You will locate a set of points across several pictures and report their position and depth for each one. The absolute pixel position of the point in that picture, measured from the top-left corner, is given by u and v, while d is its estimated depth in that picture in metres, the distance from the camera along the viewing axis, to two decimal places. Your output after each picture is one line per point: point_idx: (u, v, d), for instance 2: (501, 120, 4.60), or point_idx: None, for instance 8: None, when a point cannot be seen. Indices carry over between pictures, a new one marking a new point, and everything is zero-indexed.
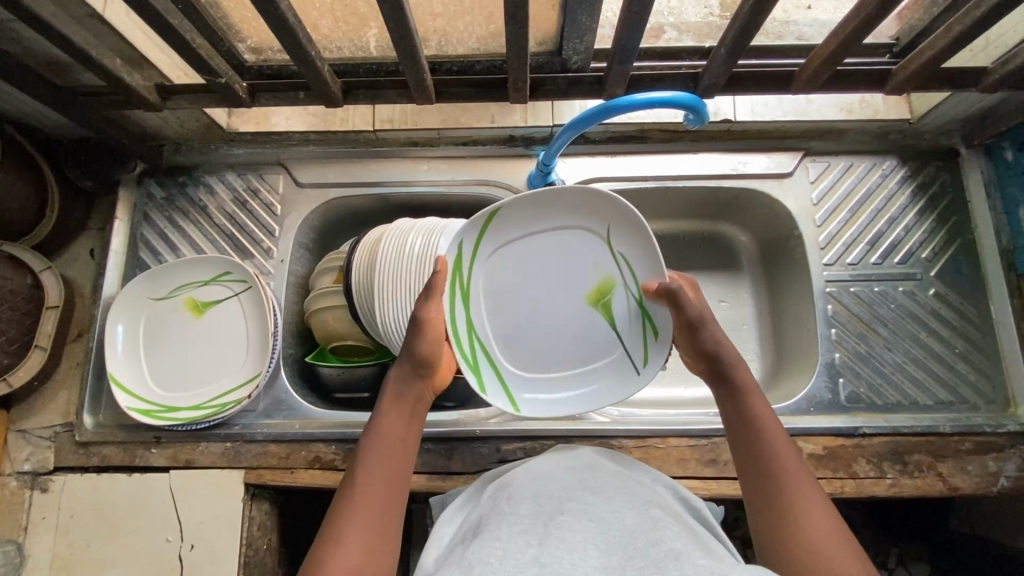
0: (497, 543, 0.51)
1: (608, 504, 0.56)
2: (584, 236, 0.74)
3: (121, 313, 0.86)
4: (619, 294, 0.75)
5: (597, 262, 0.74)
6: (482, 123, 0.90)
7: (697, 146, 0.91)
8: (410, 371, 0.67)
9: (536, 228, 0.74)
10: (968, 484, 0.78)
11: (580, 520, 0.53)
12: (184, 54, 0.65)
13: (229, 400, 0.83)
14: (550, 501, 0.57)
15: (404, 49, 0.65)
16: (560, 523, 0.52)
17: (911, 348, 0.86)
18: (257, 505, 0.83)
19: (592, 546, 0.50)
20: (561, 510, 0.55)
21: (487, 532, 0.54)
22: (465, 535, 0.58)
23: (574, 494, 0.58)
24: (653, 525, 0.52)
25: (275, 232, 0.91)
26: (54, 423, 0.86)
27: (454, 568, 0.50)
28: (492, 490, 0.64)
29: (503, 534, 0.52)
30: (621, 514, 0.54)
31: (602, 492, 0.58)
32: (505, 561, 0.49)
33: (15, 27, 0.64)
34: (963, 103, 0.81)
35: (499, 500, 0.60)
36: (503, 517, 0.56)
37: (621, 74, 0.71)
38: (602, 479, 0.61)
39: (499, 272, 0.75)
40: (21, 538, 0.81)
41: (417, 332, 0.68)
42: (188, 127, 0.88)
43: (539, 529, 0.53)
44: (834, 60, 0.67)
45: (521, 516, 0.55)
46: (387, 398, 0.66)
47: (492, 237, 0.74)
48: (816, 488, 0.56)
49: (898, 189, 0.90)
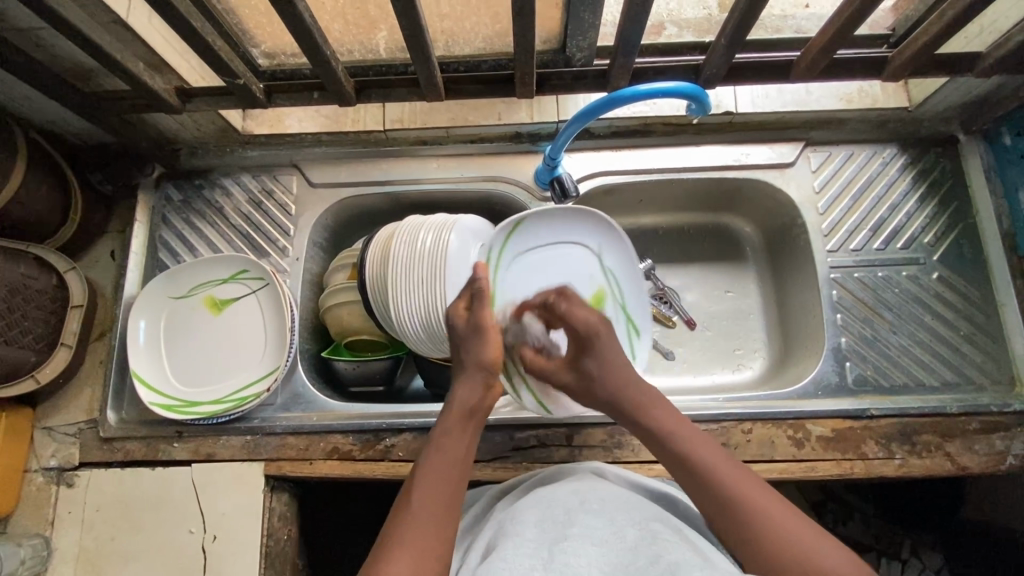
0: (504, 565, 0.54)
1: (611, 525, 0.58)
2: (578, 250, 0.87)
3: (143, 310, 0.88)
4: (612, 304, 0.88)
5: (594, 275, 0.88)
6: (489, 120, 0.92)
7: (700, 139, 0.93)
8: (474, 383, 0.69)
9: (544, 240, 0.86)
10: (976, 463, 0.80)
11: (584, 543, 0.56)
12: (204, 55, 0.68)
13: (248, 393, 0.86)
14: (556, 521, 0.60)
15: (414, 46, 0.67)
16: (564, 546, 0.55)
17: (916, 331, 0.87)
18: (277, 496, 0.84)
19: (595, 569, 0.53)
20: (565, 531, 0.58)
21: (496, 554, 0.56)
22: (477, 552, 0.60)
23: (577, 515, 0.60)
24: (654, 541, 0.55)
25: (289, 231, 0.94)
26: (79, 420, 0.88)
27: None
28: (501, 510, 0.66)
29: (509, 555, 0.55)
30: (624, 534, 0.57)
31: (604, 512, 0.60)
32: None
33: (43, 33, 0.67)
34: (960, 89, 0.83)
35: (505, 519, 0.63)
36: (511, 538, 0.58)
37: (624, 66, 0.73)
38: (604, 497, 0.63)
39: (513, 280, 0.85)
40: (48, 532, 0.83)
41: (476, 341, 0.70)
42: (205, 130, 0.90)
43: (544, 553, 0.56)
44: (831, 47, 0.69)
45: (527, 536, 0.58)
46: (449, 412, 0.68)
47: (514, 245, 0.85)
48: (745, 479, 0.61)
49: (899, 175, 0.92)
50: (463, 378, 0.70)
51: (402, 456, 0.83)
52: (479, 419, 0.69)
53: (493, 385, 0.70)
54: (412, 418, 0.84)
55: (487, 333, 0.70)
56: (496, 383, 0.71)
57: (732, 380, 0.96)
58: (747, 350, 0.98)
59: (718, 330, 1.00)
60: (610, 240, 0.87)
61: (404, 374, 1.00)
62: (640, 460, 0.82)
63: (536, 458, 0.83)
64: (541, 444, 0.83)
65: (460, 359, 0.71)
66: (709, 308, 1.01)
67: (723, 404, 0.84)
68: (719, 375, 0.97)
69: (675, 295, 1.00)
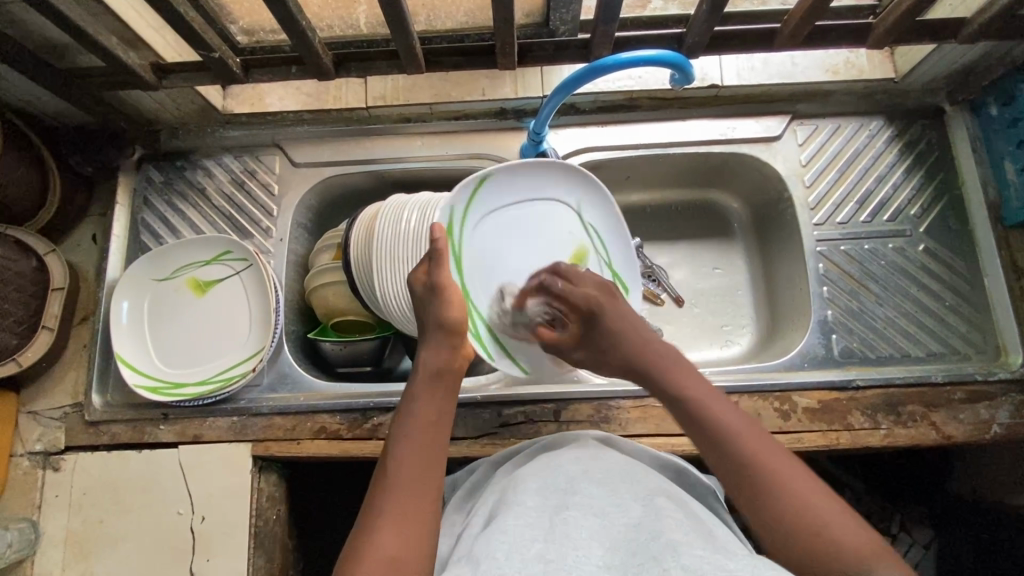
0: (503, 537, 0.54)
1: (613, 498, 0.57)
2: (556, 208, 0.82)
3: (127, 291, 0.88)
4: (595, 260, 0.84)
5: (574, 232, 0.83)
6: (473, 96, 0.91)
7: (687, 112, 0.92)
8: (440, 343, 0.67)
9: (510, 198, 0.79)
10: (961, 432, 0.80)
11: (585, 515, 0.55)
12: (179, 29, 0.66)
13: (234, 373, 0.85)
14: (557, 491, 0.59)
15: (392, 16, 0.66)
16: (565, 519, 0.55)
17: (902, 303, 0.87)
18: (265, 476, 0.84)
19: (596, 543, 0.52)
20: (567, 502, 0.57)
21: (495, 523, 0.56)
22: (476, 520, 0.61)
23: (580, 486, 0.59)
24: (656, 515, 0.54)
25: (272, 212, 0.93)
26: (64, 403, 0.88)
27: (462, 561, 0.53)
28: (503, 476, 0.66)
29: (508, 528, 0.55)
30: (626, 507, 0.56)
31: (608, 484, 0.59)
32: (511, 556, 0.51)
33: (12, 8, 0.66)
34: (946, 58, 0.83)
35: (506, 490, 0.62)
36: (510, 509, 0.58)
37: (605, 34, 0.72)
38: (610, 470, 0.62)
39: (486, 247, 0.78)
40: (35, 515, 0.83)
41: (441, 301, 0.68)
42: (184, 108, 0.89)
43: (544, 524, 0.55)
44: (814, 14, 0.69)
45: (528, 507, 0.57)
46: (417, 376, 0.66)
47: (480, 206, 0.77)
48: (763, 436, 0.58)
49: (886, 147, 0.91)
50: (427, 342, 0.68)
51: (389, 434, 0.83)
52: (451, 379, 0.67)
53: (460, 345, 0.68)
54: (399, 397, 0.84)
55: (448, 295, 0.68)
56: (463, 344, 0.69)
57: (720, 356, 0.96)
58: (735, 327, 0.98)
59: (707, 306, 1.00)
60: (585, 190, 0.82)
61: (393, 355, 0.97)
62: (627, 434, 0.82)
63: (523, 435, 0.83)
64: (529, 420, 0.83)
65: (425, 321, 0.69)
66: (697, 285, 1.01)
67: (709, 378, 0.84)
68: (707, 351, 0.97)
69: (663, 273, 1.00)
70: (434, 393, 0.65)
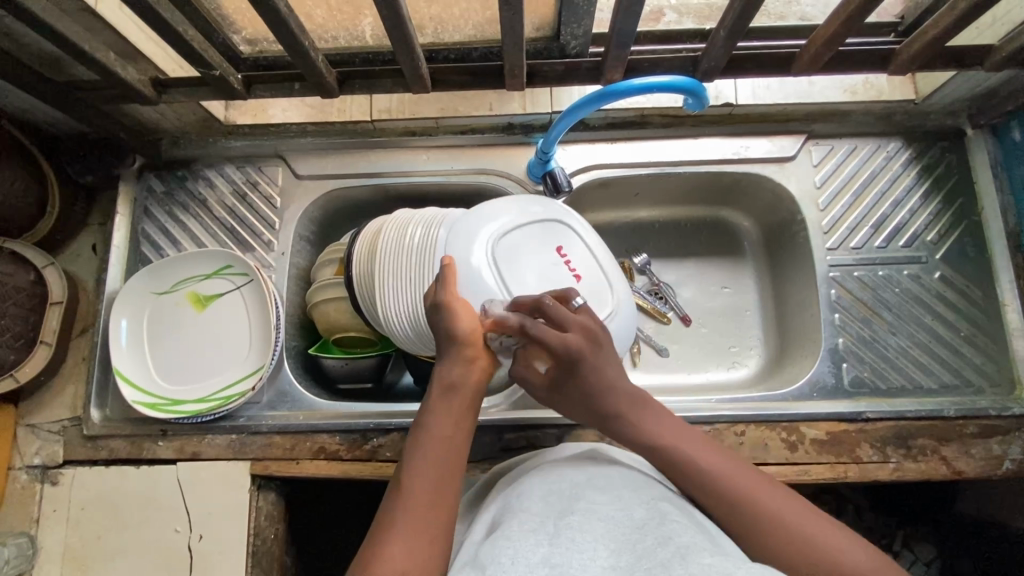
0: (508, 542, 0.51)
1: (616, 503, 0.55)
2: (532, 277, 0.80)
3: (125, 307, 0.86)
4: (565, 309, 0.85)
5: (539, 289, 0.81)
6: (480, 111, 0.89)
7: (699, 131, 0.89)
8: (451, 357, 0.64)
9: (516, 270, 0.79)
10: (972, 467, 0.78)
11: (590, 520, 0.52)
12: (179, 47, 0.65)
13: (233, 392, 0.84)
14: (561, 498, 0.57)
15: (397, 35, 0.64)
16: (569, 524, 0.52)
17: (916, 332, 0.85)
18: (264, 495, 0.83)
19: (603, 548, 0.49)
20: (570, 509, 0.54)
21: (498, 530, 0.53)
22: (478, 529, 0.58)
23: (582, 492, 0.57)
24: (662, 520, 0.52)
25: (274, 224, 0.91)
26: (62, 417, 0.87)
27: (466, 566, 0.50)
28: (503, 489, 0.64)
29: (513, 533, 0.52)
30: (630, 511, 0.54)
31: (609, 490, 0.57)
32: (516, 560, 0.48)
33: (8, 24, 0.64)
34: (970, 82, 0.80)
35: (508, 500, 0.60)
36: (513, 516, 0.55)
37: (618, 58, 0.70)
38: (611, 479, 0.60)
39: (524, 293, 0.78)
40: (33, 530, 0.83)
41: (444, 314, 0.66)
42: (185, 119, 0.87)
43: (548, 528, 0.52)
44: (836, 40, 0.66)
45: (532, 514, 0.55)
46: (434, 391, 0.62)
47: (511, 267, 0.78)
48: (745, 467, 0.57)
49: (903, 170, 0.89)
50: (443, 353, 0.65)
51: (390, 456, 0.82)
52: (471, 394, 0.63)
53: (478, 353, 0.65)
54: (400, 418, 0.83)
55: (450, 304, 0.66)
56: (479, 356, 0.65)
57: (728, 378, 0.95)
58: (743, 348, 0.96)
59: (714, 326, 0.98)
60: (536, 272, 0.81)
61: (395, 370, 0.98)
62: None
63: None
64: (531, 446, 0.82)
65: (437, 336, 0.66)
66: (705, 304, 0.99)
67: (715, 405, 0.82)
68: (714, 372, 0.95)
69: (670, 291, 0.99)
70: (444, 411, 0.60)
